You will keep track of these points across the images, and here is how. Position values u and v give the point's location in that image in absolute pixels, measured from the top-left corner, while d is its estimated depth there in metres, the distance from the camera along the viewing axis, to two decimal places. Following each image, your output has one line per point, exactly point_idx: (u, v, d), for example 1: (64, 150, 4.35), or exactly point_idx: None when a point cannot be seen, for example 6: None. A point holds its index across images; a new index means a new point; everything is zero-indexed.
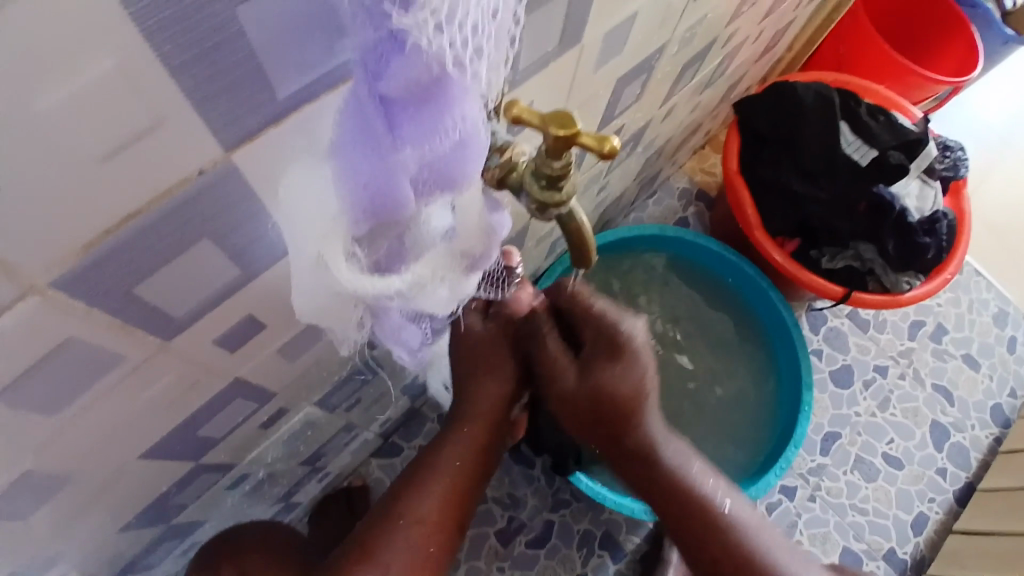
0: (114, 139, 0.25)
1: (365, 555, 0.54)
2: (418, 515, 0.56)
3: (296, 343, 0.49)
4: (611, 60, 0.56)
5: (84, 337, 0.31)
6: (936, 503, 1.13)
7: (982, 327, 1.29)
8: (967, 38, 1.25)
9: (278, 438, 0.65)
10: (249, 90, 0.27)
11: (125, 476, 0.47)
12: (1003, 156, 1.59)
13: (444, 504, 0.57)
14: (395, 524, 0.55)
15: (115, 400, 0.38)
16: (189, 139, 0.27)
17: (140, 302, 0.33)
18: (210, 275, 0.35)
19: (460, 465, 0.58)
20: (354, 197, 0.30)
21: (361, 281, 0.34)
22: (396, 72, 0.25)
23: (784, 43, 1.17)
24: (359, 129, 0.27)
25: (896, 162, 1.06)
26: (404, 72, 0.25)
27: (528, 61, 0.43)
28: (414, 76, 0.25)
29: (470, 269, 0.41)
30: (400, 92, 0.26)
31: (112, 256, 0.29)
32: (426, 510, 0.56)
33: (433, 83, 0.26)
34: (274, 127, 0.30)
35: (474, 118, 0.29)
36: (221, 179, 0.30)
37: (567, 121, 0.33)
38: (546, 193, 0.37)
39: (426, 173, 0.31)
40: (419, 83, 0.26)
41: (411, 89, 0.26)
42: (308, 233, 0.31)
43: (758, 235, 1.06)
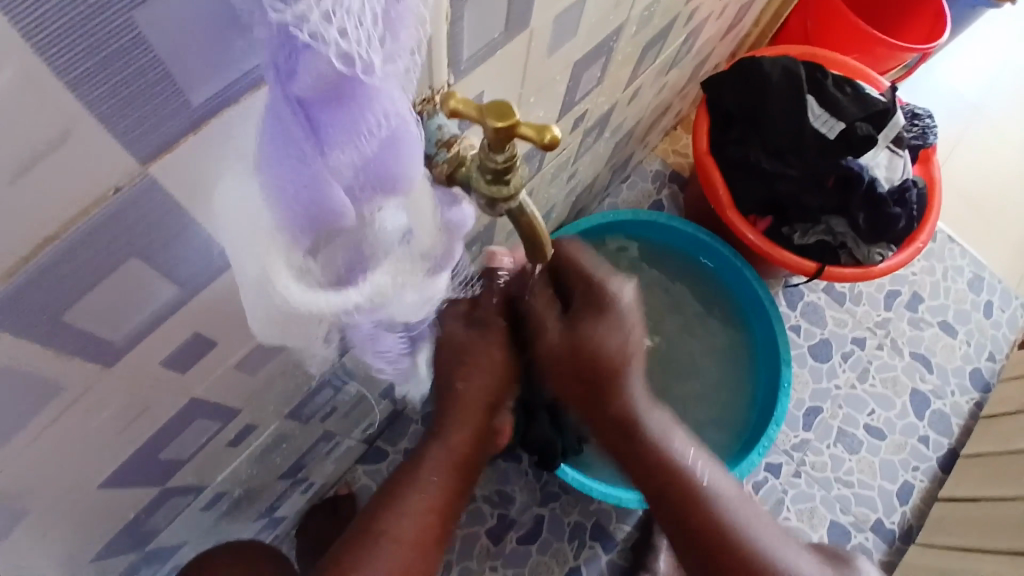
0: (10, 161, 0.22)
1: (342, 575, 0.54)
2: (394, 533, 0.54)
3: (253, 359, 0.46)
4: (565, 45, 0.54)
5: (15, 369, 0.29)
6: (921, 471, 1.15)
7: (957, 294, 1.30)
8: (932, 6, 1.26)
9: (249, 454, 0.63)
10: (157, 97, 0.24)
11: (83, 510, 0.45)
12: (969, 122, 1.60)
13: (423, 524, 0.55)
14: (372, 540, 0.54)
15: (57, 435, 0.35)
16: (100, 154, 0.24)
17: (75, 330, 0.30)
18: (153, 296, 0.32)
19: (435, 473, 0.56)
20: (284, 211, 0.27)
21: (314, 299, 0.31)
22: (302, 73, 0.23)
23: (747, 19, 1.16)
24: (278, 137, 0.25)
25: (863, 134, 1.06)
26: (309, 72, 0.23)
27: (473, 50, 0.41)
28: (321, 76, 0.23)
29: (433, 270, 0.38)
30: (312, 93, 0.24)
31: (34, 283, 0.26)
32: (404, 527, 0.55)
33: (344, 82, 0.24)
34: (193, 136, 0.27)
35: (401, 112, 0.27)
36: (144, 194, 0.27)
37: (506, 112, 0.31)
38: (493, 188, 0.35)
39: (361, 176, 0.28)
40: (328, 82, 0.24)
41: (323, 88, 0.24)
42: (244, 256, 0.28)
43: (731, 216, 1.05)
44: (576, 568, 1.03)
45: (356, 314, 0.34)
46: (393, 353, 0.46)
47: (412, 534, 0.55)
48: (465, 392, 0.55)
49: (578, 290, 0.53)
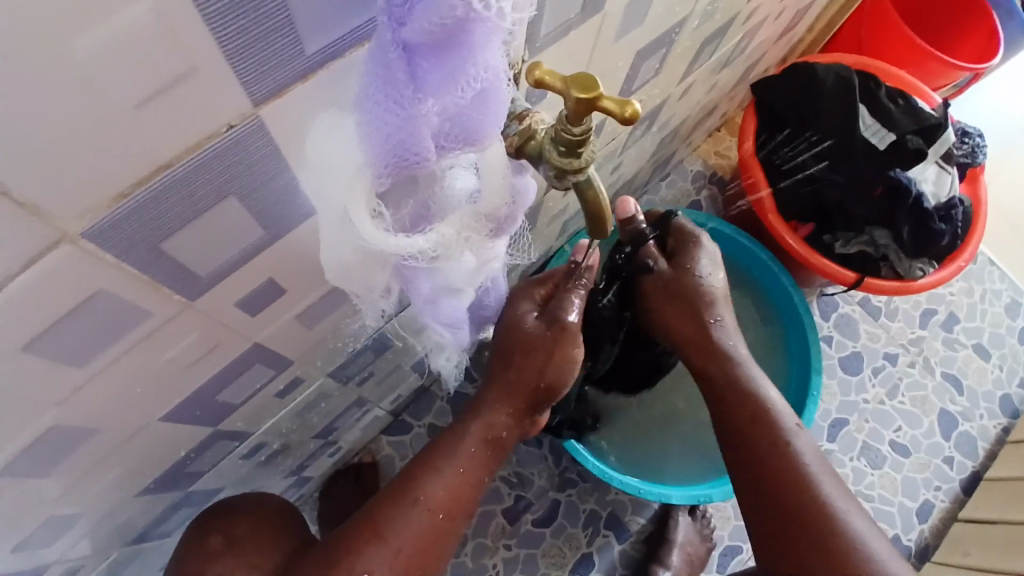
0: (143, 89, 0.23)
1: (374, 535, 0.53)
2: (431, 502, 0.54)
3: (312, 312, 0.49)
4: (632, 33, 0.55)
5: (113, 291, 0.31)
6: (943, 491, 1.13)
7: (995, 317, 1.28)
8: (989, 22, 1.22)
9: (291, 409, 0.66)
10: (281, 43, 0.26)
11: (142, 441, 0.47)
12: (1021, 145, 1.56)
13: (456, 491, 0.56)
14: (407, 504, 0.54)
15: (134, 363, 0.37)
16: (221, 92, 0.26)
17: (170, 259, 0.32)
18: (242, 235, 0.34)
19: (470, 448, 0.58)
20: (377, 150, 0.30)
21: (384, 240, 0.33)
22: (419, 16, 0.25)
23: (804, 22, 1.14)
24: (380, 77, 0.27)
25: (914, 147, 1.04)
26: (426, 17, 0.24)
27: (550, 27, 0.42)
28: (438, 21, 0.25)
29: (495, 234, 0.40)
30: (421, 37, 0.25)
31: (144, 208, 0.28)
32: (437, 495, 0.55)
33: (456, 29, 0.25)
34: (303, 84, 0.28)
35: (498, 68, 0.28)
36: (254, 134, 0.29)
37: (590, 84, 0.32)
38: (565, 160, 0.36)
39: (449, 126, 0.30)
40: (444, 28, 0.25)
41: (436, 34, 0.25)
42: (332, 186, 0.31)
43: (771, 219, 1.05)
44: (588, 555, 1.04)
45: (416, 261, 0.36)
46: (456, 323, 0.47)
47: (444, 505, 0.55)
48: (519, 372, 0.58)
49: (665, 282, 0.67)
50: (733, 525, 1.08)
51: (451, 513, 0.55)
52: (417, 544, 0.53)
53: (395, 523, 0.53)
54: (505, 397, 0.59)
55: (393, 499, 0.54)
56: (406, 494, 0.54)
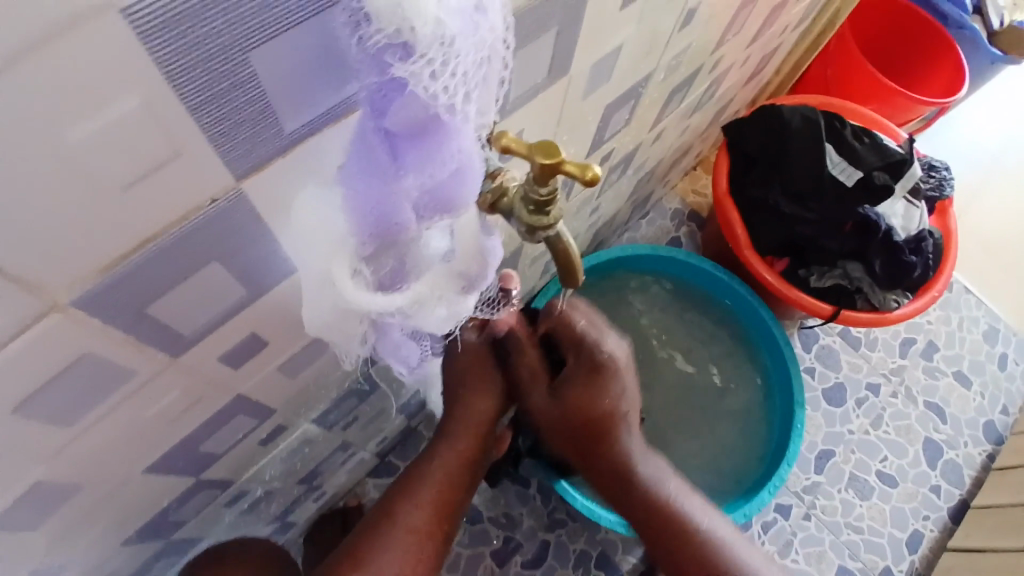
0: (131, 172, 0.25)
1: (355, 561, 0.54)
2: (411, 524, 0.55)
3: (295, 362, 0.50)
4: (599, 89, 0.58)
5: (98, 354, 0.32)
6: (931, 520, 1.14)
7: (972, 344, 1.31)
8: (954, 57, 1.28)
9: (275, 455, 0.66)
10: (261, 124, 0.28)
11: (125, 495, 0.48)
12: (987, 176, 1.62)
13: (435, 515, 0.57)
14: (390, 531, 0.55)
15: (117, 420, 0.38)
16: (206, 170, 0.28)
17: (154, 321, 0.33)
18: (224, 295, 0.36)
19: (442, 471, 0.57)
20: (359, 220, 0.32)
21: (366, 298, 0.35)
22: (397, 110, 0.27)
23: (770, 67, 1.20)
24: (363, 156, 0.30)
25: (881, 183, 1.08)
26: (404, 110, 0.27)
27: (519, 91, 0.45)
28: (414, 116, 0.27)
29: (466, 289, 0.42)
30: (400, 126, 0.28)
31: (129, 277, 0.29)
32: (418, 518, 0.56)
33: (431, 120, 0.28)
34: (283, 159, 0.31)
35: (471, 148, 0.31)
36: (236, 206, 0.31)
37: (553, 150, 0.35)
38: (534, 217, 0.38)
39: (427, 199, 0.32)
40: (420, 120, 0.28)
41: (412, 123, 0.28)
42: (318, 254, 0.33)
43: (748, 255, 1.08)
44: None
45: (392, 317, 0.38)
46: (413, 360, 0.50)
47: (426, 524, 0.56)
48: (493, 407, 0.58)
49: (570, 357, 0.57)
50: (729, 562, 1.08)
51: (433, 531, 0.56)
52: (401, 565, 0.55)
53: (378, 552, 0.54)
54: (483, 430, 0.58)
55: (376, 526, 0.56)
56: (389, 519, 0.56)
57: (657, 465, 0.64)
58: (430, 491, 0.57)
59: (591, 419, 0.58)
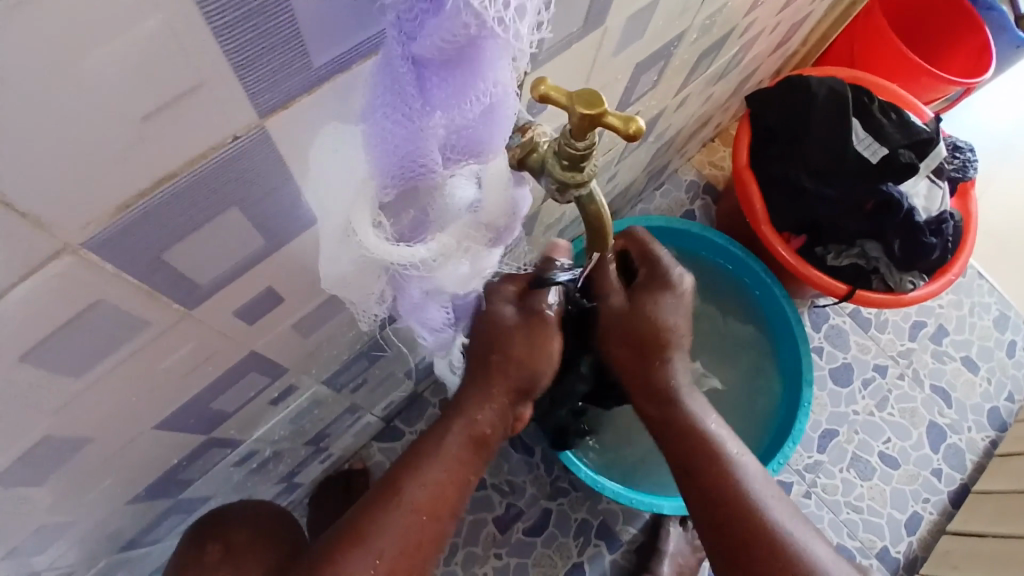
0: (150, 101, 0.23)
1: (357, 538, 0.52)
2: (412, 500, 0.54)
3: (309, 321, 0.49)
4: (631, 46, 0.55)
5: (112, 301, 0.30)
6: (930, 503, 1.14)
7: (983, 330, 1.29)
8: (982, 38, 1.24)
9: (284, 416, 0.66)
10: (292, 55, 0.26)
11: (135, 450, 0.47)
12: (1008, 161, 1.59)
13: (439, 493, 0.56)
14: (391, 506, 0.54)
15: (129, 372, 0.37)
16: (229, 103, 0.26)
17: (170, 269, 0.31)
18: (242, 244, 0.34)
19: (455, 445, 0.57)
20: (382, 161, 0.31)
21: (386, 249, 0.34)
22: (429, 36, 0.25)
23: (798, 36, 1.16)
24: (389, 89, 0.28)
25: (906, 161, 1.05)
26: (437, 34, 0.25)
27: (552, 41, 0.42)
28: (449, 39, 0.25)
29: (493, 243, 0.40)
30: (432, 53, 0.26)
31: (143, 220, 0.28)
32: (419, 496, 0.55)
33: (466, 47, 0.26)
34: (308, 96, 0.28)
35: (507, 85, 0.28)
36: (258, 145, 0.29)
37: (594, 100, 0.32)
38: (567, 174, 0.37)
39: (455, 138, 0.30)
40: (455, 46, 0.25)
41: (446, 51, 0.26)
42: (337, 202, 0.32)
43: (765, 230, 1.06)
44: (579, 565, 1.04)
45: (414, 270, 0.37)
46: (437, 323, 0.49)
47: (427, 503, 0.55)
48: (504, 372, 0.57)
49: (641, 270, 0.61)
50: None
51: (436, 514, 0.55)
52: (400, 546, 0.53)
53: (378, 525, 0.53)
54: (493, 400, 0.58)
55: (379, 500, 0.55)
56: (392, 494, 0.55)
57: (700, 400, 0.63)
58: (438, 469, 0.56)
59: (650, 329, 0.59)
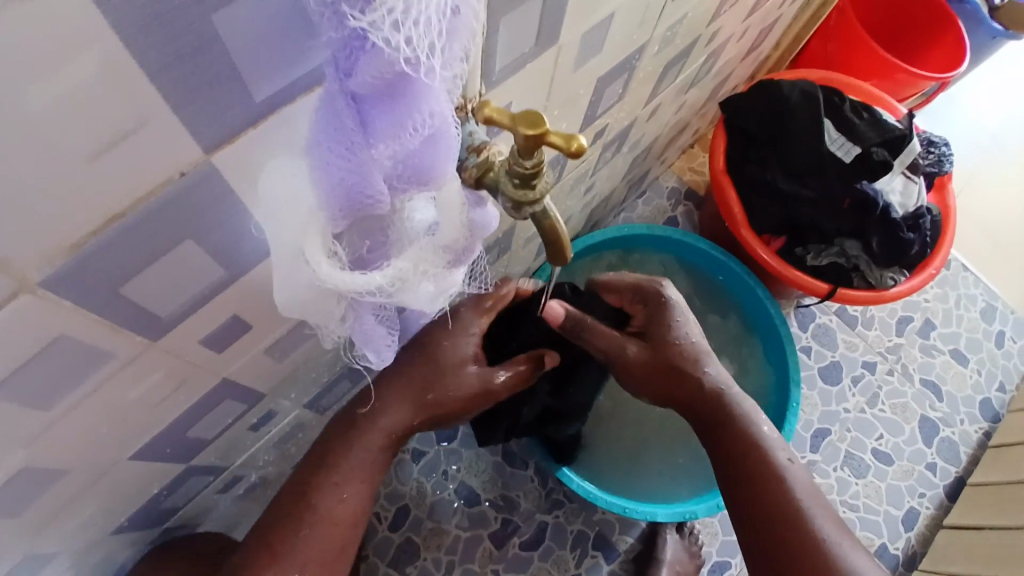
0: (96, 142, 0.24)
1: (272, 560, 0.51)
2: (330, 515, 0.53)
3: (283, 344, 0.49)
4: (591, 61, 0.57)
5: (73, 335, 0.31)
6: (927, 498, 1.14)
7: (969, 322, 1.30)
8: (955, 33, 1.26)
9: (268, 440, 0.66)
10: (229, 94, 0.27)
11: (112, 481, 0.47)
12: (987, 153, 1.61)
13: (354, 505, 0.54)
14: (307, 522, 0.52)
15: (99, 404, 0.38)
16: (175, 139, 0.27)
17: (131, 301, 0.32)
18: (203, 274, 0.35)
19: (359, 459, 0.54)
20: (331, 193, 0.31)
21: (341, 277, 0.34)
22: (363, 70, 0.26)
23: (768, 41, 1.18)
24: (331, 125, 0.28)
25: (880, 159, 1.07)
26: (369, 70, 0.26)
27: (504, 62, 0.44)
28: (378, 73, 0.26)
29: (453, 264, 0.41)
30: (366, 88, 0.27)
31: (100, 255, 0.28)
32: (335, 508, 0.53)
33: (399, 80, 0.27)
34: (253, 130, 0.30)
35: (444, 114, 0.29)
36: (206, 179, 0.30)
37: (536, 120, 0.33)
38: (520, 192, 0.37)
39: (401, 168, 0.32)
40: (385, 79, 0.26)
41: (379, 85, 0.27)
42: (285, 233, 0.32)
43: (745, 233, 1.07)
44: None
45: (375, 297, 0.37)
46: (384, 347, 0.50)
47: (341, 516, 0.53)
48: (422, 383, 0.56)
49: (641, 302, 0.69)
50: (721, 540, 1.09)
51: (354, 523, 0.55)
52: (320, 559, 0.53)
53: (294, 544, 0.52)
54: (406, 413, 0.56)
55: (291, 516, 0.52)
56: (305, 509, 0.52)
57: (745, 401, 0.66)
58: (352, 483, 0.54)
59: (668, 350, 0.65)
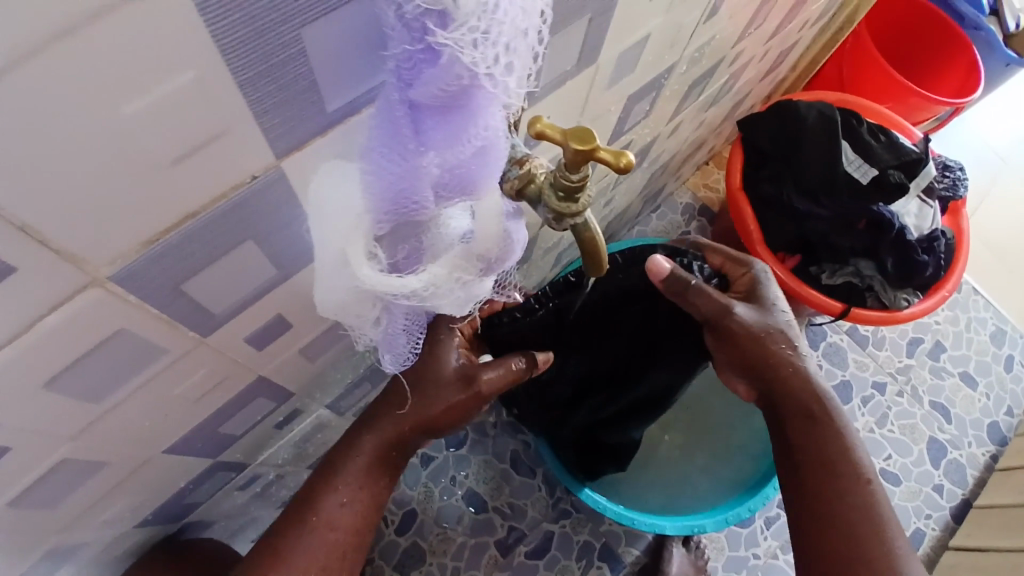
0: (180, 147, 0.25)
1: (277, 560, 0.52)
2: (325, 519, 0.53)
3: (316, 346, 0.50)
4: (624, 79, 0.58)
5: (133, 330, 0.32)
6: (933, 520, 1.14)
7: (979, 345, 1.31)
8: (968, 58, 1.27)
9: (288, 439, 0.67)
10: (305, 105, 0.28)
11: (145, 474, 0.48)
12: (999, 178, 1.61)
13: (359, 509, 0.54)
14: (309, 529, 0.53)
15: (144, 398, 0.39)
16: (251, 146, 0.28)
17: (188, 299, 0.33)
18: (256, 275, 0.36)
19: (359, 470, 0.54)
20: (378, 196, 0.32)
21: (380, 279, 0.35)
22: (426, 82, 0.27)
23: (787, 62, 1.20)
24: (387, 132, 0.29)
25: (896, 181, 1.08)
26: (434, 82, 0.27)
27: (547, 78, 0.45)
28: (445, 86, 0.27)
29: (484, 272, 0.42)
30: (428, 99, 0.28)
31: (168, 254, 0.30)
32: (337, 514, 0.53)
33: (461, 94, 0.28)
34: (321, 138, 0.31)
35: (497, 128, 0.30)
36: (273, 183, 0.31)
37: (587, 137, 0.34)
38: (563, 204, 0.38)
39: (449, 178, 0.32)
40: (450, 92, 0.27)
41: (441, 97, 0.28)
42: (330, 234, 0.33)
43: (760, 251, 1.08)
44: None
45: (404, 300, 0.38)
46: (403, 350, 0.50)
47: (344, 522, 0.54)
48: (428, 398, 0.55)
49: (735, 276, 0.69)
50: (727, 555, 1.09)
51: (356, 530, 0.55)
52: (323, 562, 0.53)
53: (297, 548, 0.53)
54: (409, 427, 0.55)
55: (296, 525, 0.53)
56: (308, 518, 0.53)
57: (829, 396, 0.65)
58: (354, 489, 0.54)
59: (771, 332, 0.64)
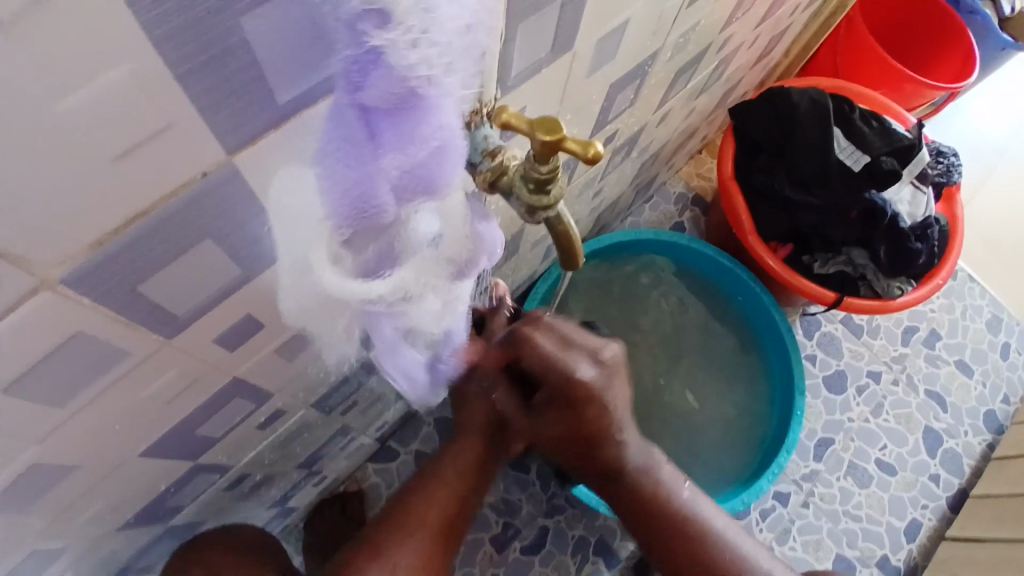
0: (121, 144, 0.25)
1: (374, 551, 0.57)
2: (426, 517, 0.59)
3: (293, 345, 0.49)
4: (604, 67, 0.57)
5: (91, 333, 0.31)
6: (929, 509, 1.14)
7: (975, 333, 1.30)
8: (966, 45, 1.25)
9: (273, 440, 0.66)
10: (251, 98, 0.27)
11: (121, 478, 0.47)
12: (995, 164, 1.60)
13: (442, 506, 0.60)
14: (407, 526, 0.58)
15: (111, 401, 0.38)
16: (198, 141, 0.27)
17: (147, 300, 0.32)
18: (218, 274, 0.35)
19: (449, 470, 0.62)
20: (337, 204, 0.30)
21: (349, 285, 0.34)
22: (374, 84, 0.26)
23: (778, 49, 1.18)
24: (339, 136, 0.28)
25: (888, 169, 1.06)
26: (382, 84, 0.26)
27: (520, 68, 0.44)
28: (391, 89, 0.26)
29: (456, 277, 0.40)
30: (378, 101, 0.26)
31: (120, 254, 0.29)
32: (429, 513, 0.59)
33: (411, 96, 0.27)
34: (273, 134, 0.30)
35: (452, 126, 0.29)
36: (226, 180, 0.30)
37: (553, 127, 0.34)
38: (535, 197, 0.37)
39: (410, 181, 0.30)
40: (396, 96, 0.26)
41: (391, 99, 0.26)
42: (295, 237, 0.33)
43: (752, 241, 1.07)
44: None
45: (378, 305, 0.37)
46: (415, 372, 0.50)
47: (432, 517, 0.59)
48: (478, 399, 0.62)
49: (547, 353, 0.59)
50: None
51: (447, 528, 0.60)
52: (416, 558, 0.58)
53: (394, 542, 0.58)
54: (472, 435, 0.63)
55: (391, 522, 0.59)
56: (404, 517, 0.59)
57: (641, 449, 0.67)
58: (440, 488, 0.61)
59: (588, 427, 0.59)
